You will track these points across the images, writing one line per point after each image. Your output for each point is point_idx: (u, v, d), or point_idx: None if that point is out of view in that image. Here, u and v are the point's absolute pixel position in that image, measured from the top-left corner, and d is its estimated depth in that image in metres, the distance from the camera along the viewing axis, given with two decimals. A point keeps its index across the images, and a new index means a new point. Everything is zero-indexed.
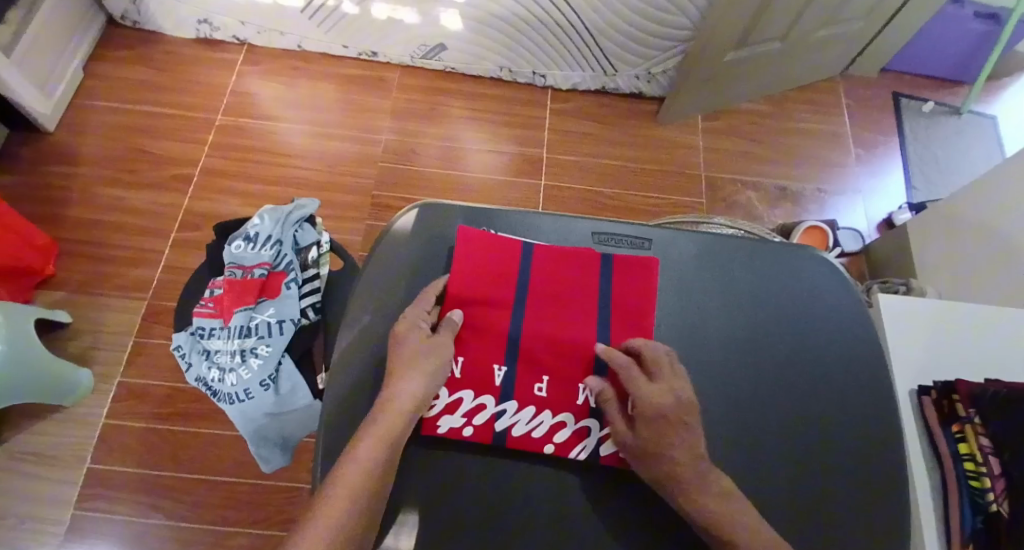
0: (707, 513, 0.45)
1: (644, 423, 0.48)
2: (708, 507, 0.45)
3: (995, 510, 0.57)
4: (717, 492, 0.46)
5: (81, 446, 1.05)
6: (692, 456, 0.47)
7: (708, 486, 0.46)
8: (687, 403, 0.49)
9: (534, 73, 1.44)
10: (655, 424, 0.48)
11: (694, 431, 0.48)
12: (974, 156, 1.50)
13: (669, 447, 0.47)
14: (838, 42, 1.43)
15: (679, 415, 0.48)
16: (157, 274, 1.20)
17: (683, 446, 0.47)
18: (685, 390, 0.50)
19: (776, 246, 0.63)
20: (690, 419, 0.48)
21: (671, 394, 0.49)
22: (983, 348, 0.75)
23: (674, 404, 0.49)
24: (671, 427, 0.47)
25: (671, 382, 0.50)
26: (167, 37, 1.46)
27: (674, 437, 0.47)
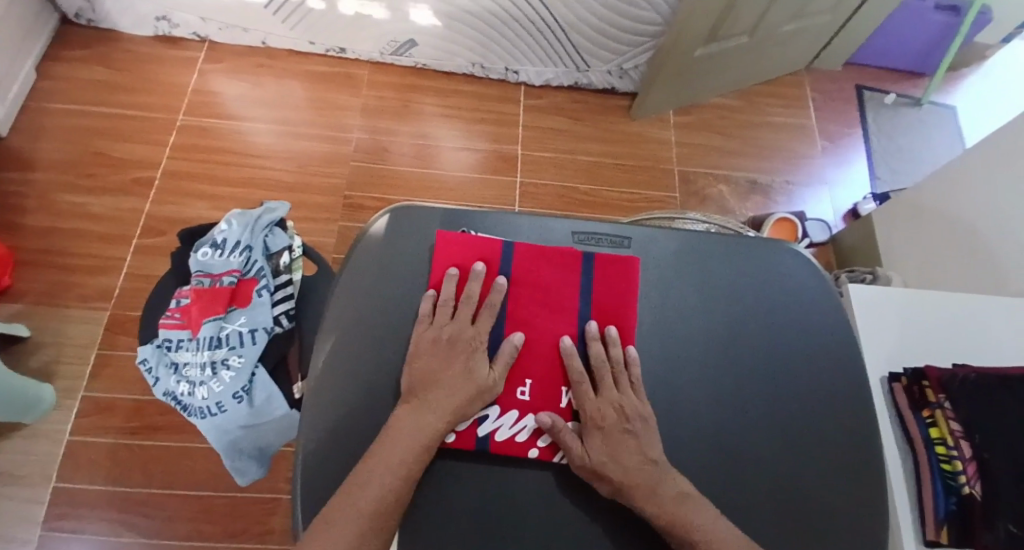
0: (659, 519, 0.46)
1: (590, 436, 0.50)
2: (660, 514, 0.46)
3: (967, 492, 0.60)
4: (671, 494, 0.47)
5: (45, 465, 1.00)
6: (640, 464, 0.48)
7: (658, 492, 0.47)
8: (631, 413, 0.51)
9: (506, 69, 1.42)
10: (600, 437, 0.50)
11: (640, 439, 0.49)
12: (935, 146, 1.55)
13: (615, 457, 0.48)
14: (804, 36, 1.46)
15: (622, 425, 0.50)
16: (120, 282, 1.16)
17: (629, 454, 0.48)
18: (629, 400, 0.51)
19: (752, 241, 0.64)
20: (635, 429, 0.50)
21: (614, 408, 0.51)
22: (948, 335, 0.78)
23: (617, 416, 0.51)
24: (615, 438, 0.49)
25: (616, 394, 0.52)
26: (124, 36, 1.40)
27: (618, 446, 0.49)
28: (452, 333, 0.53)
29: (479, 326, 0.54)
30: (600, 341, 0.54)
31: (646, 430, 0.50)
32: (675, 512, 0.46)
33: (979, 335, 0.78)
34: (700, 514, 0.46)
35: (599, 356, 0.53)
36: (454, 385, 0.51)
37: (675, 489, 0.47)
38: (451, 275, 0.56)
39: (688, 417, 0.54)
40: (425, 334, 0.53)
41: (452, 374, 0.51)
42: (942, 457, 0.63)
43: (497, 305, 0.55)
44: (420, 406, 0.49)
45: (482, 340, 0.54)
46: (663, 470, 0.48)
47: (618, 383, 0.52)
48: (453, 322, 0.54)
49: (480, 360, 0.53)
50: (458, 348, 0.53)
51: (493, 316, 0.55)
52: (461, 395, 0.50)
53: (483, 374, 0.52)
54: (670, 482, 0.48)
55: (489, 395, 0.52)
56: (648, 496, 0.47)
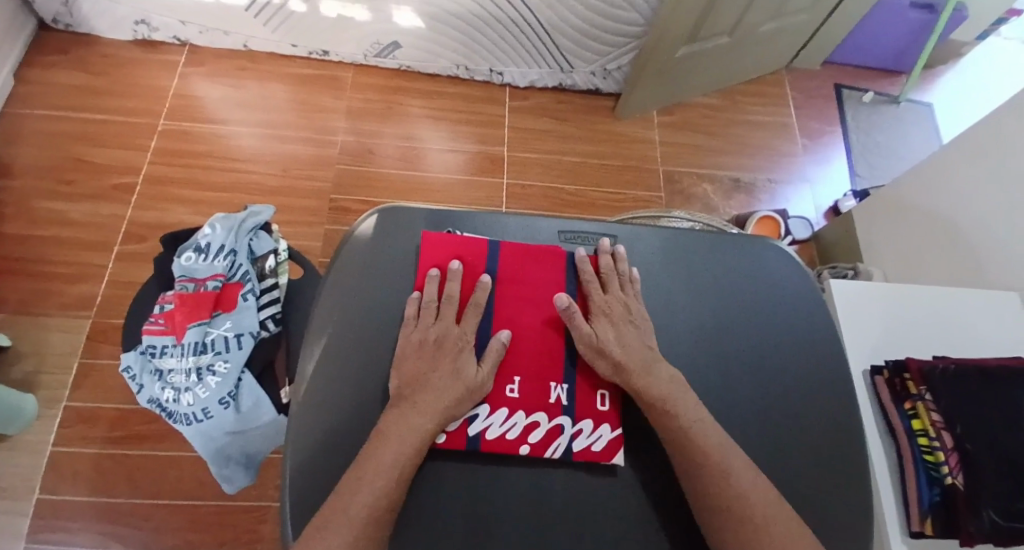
0: (653, 392, 0.50)
1: (597, 321, 0.55)
2: (650, 388, 0.50)
3: (950, 482, 0.61)
4: (662, 377, 0.51)
5: (28, 476, 0.98)
6: (638, 347, 0.53)
7: (651, 371, 0.51)
8: (634, 310, 0.56)
9: (491, 70, 1.43)
10: (607, 323, 0.54)
11: (639, 330, 0.55)
12: (913, 142, 1.58)
13: (618, 338, 0.53)
14: (783, 35, 1.48)
15: (625, 317, 0.55)
16: (102, 290, 1.14)
17: (630, 339, 0.53)
18: (633, 301, 0.57)
19: (735, 238, 0.65)
20: (636, 321, 0.55)
21: (621, 304, 0.56)
22: (927, 328, 0.80)
23: (623, 310, 0.55)
24: (618, 325, 0.54)
25: (622, 295, 0.57)
26: (102, 40, 1.38)
27: (621, 333, 0.54)
28: (438, 334, 0.53)
29: (464, 325, 0.54)
30: (611, 253, 0.59)
31: (645, 325, 0.55)
32: (664, 390, 0.50)
33: (955, 326, 0.81)
34: (685, 398, 0.50)
35: (608, 265, 0.58)
36: (442, 387, 0.50)
37: (666, 373, 0.52)
38: (431, 277, 0.55)
39: None
40: (411, 336, 0.53)
41: (440, 376, 0.51)
42: (925, 448, 0.64)
43: (481, 304, 0.55)
44: (409, 408, 0.49)
45: (469, 338, 0.54)
46: (657, 357, 0.53)
47: (624, 285, 0.57)
48: (437, 323, 0.54)
49: (467, 359, 0.52)
50: (445, 350, 0.53)
51: (478, 316, 0.55)
52: (450, 395, 0.50)
53: (471, 373, 0.52)
54: (664, 366, 0.52)
55: (478, 394, 0.52)
56: (643, 373, 0.51)
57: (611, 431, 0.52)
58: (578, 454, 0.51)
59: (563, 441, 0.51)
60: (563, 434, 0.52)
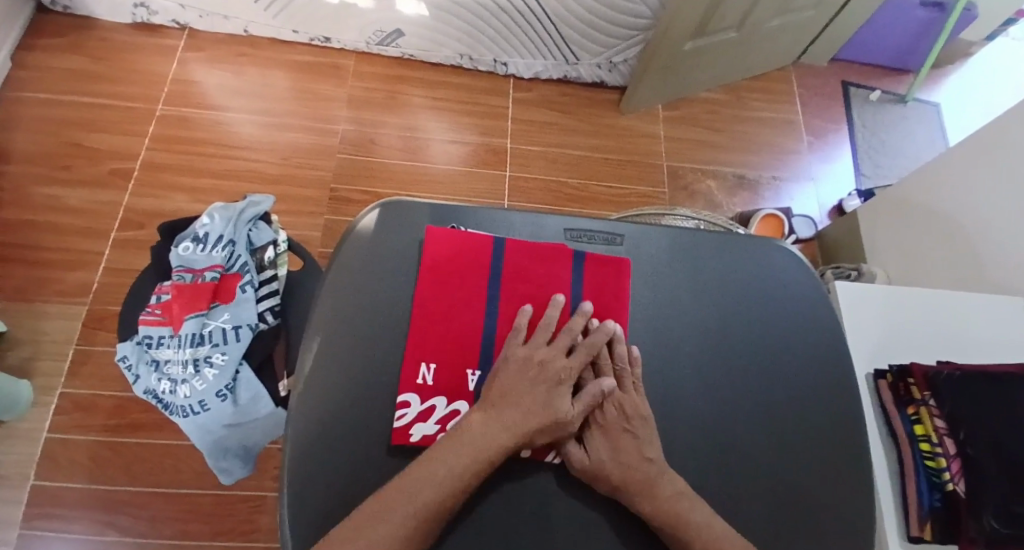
0: (656, 517, 0.46)
1: (588, 434, 0.50)
2: (653, 512, 0.46)
3: (951, 488, 0.61)
4: (665, 493, 0.47)
5: (25, 464, 0.98)
6: (635, 462, 0.48)
7: (653, 492, 0.46)
8: (631, 411, 0.50)
9: (495, 61, 1.41)
10: (601, 435, 0.50)
11: (637, 438, 0.49)
12: (918, 142, 1.56)
13: (613, 455, 0.48)
14: (791, 30, 1.46)
15: (620, 423, 0.50)
16: (99, 277, 1.13)
17: (626, 451, 0.48)
18: (630, 397, 0.51)
19: (742, 239, 0.63)
20: (634, 426, 0.50)
21: (614, 405, 0.51)
22: (931, 332, 0.79)
23: (616, 413, 0.50)
24: (612, 436, 0.49)
25: (617, 392, 0.51)
26: (100, 23, 1.36)
27: (617, 445, 0.49)
28: (543, 356, 0.51)
29: (572, 359, 0.52)
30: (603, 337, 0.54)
31: (645, 428, 0.50)
32: (672, 510, 0.46)
33: (957, 328, 0.80)
34: (694, 515, 0.46)
35: (602, 353, 0.53)
36: (531, 408, 0.48)
37: (671, 487, 0.47)
38: (563, 305, 0.54)
39: (680, 413, 0.54)
40: (517, 350, 0.51)
41: (533, 397, 0.49)
42: (927, 454, 0.64)
43: (597, 345, 0.53)
44: (493, 418, 0.47)
45: (572, 373, 0.51)
46: (660, 470, 0.48)
47: (621, 380, 0.52)
48: (548, 348, 0.52)
49: (564, 394, 0.50)
50: (547, 374, 0.50)
51: (590, 355, 0.52)
52: (535, 420, 0.47)
53: (562, 407, 0.49)
54: (667, 480, 0.47)
55: (562, 429, 0.48)
56: (644, 495, 0.46)
57: None
58: None
59: None
60: None
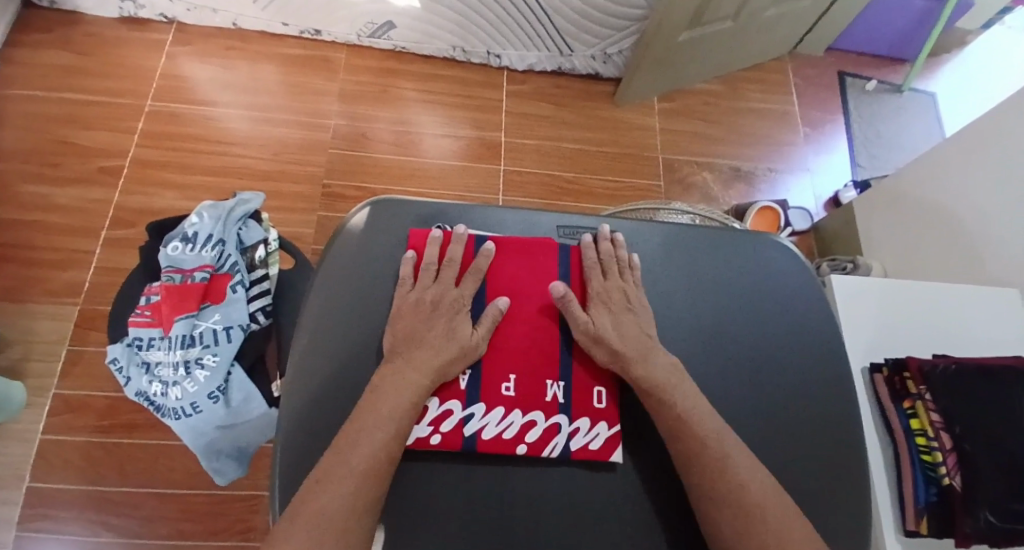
0: (648, 381, 0.49)
1: (594, 308, 0.53)
2: (646, 377, 0.49)
3: (947, 483, 0.61)
4: (659, 363, 0.50)
5: (19, 465, 0.97)
6: (636, 333, 0.52)
7: (649, 359, 0.50)
8: (632, 297, 0.55)
9: (488, 53, 1.39)
10: (605, 311, 0.53)
11: (638, 318, 0.53)
12: (914, 132, 1.56)
13: (615, 327, 0.52)
14: (787, 20, 1.44)
15: (625, 305, 0.54)
16: (89, 275, 1.12)
17: (629, 325, 0.52)
18: (631, 286, 0.55)
19: (736, 233, 0.63)
20: (635, 308, 0.54)
21: (620, 291, 0.55)
22: (926, 326, 0.79)
23: (621, 298, 0.54)
24: (616, 311, 0.53)
25: (622, 283, 0.55)
26: (87, 17, 1.34)
27: (619, 321, 0.52)
28: (433, 295, 0.52)
29: (463, 287, 0.53)
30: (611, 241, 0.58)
31: (644, 311, 0.54)
32: (663, 377, 0.49)
33: (954, 321, 0.80)
34: (682, 387, 0.49)
35: (609, 253, 0.57)
36: (435, 346, 0.50)
37: (664, 361, 0.51)
38: (434, 239, 0.55)
39: None
40: (408, 295, 0.52)
41: (435, 335, 0.50)
42: (924, 448, 0.64)
43: (481, 269, 0.54)
44: (405, 363, 0.48)
45: (466, 301, 0.53)
46: (656, 346, 0.52)
47: (624, 273, 0.56)
48: (436, 285, 0.53)
49: (462, 321, 0.52)
50: (441, 311, 0.52)
51: (477, 280, 0.54)
52: (444, 355, 0.49)
53: (466, 335, 0.51)
54: (662, 355, 0.51)
55: (472, 355, 0.50)
56: (639, 360, 0.50)
57: (608, 428, 0.50)
58: (576, 453, 0.49)
59: (560, 440, 0.50)
60: (559, 433, 0.50)
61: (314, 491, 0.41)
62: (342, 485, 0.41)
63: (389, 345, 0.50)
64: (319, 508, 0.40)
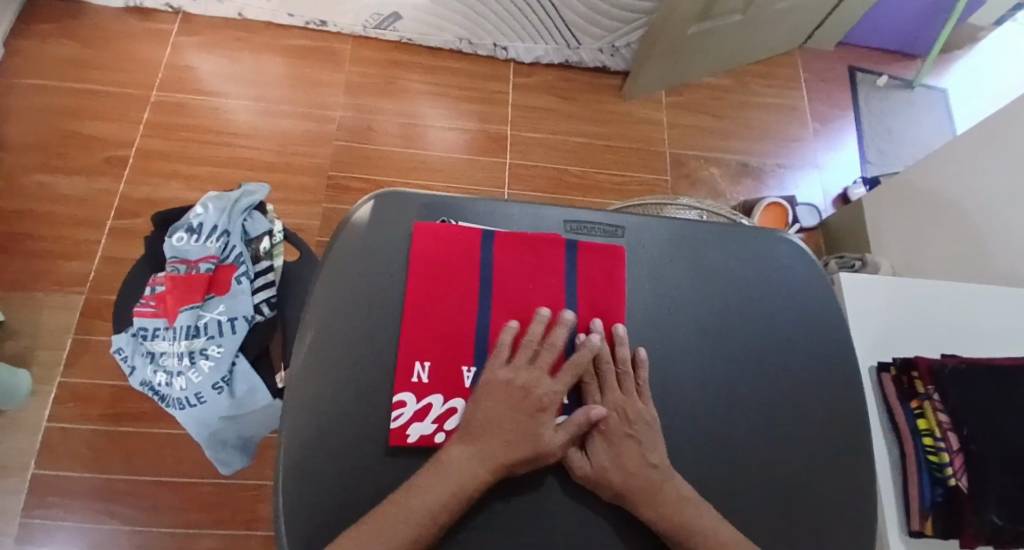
0: (660, 524, 0.46)
1: (591, 441, 0.49)
2: (658, 520, 0.46)
3: (954, 483, 0.61)
4: (670, 501, 0.46)
5: (24, 454, 0.98)
6: (640, 468, 0.47)
7: (658, 497, 0.46)
8: (633, 417, 0.50)
9: (494, 45, 1.38)
10: (603, 442, 0.49)
11: (642, 444, 0.49)
12: (925, 128, 1.54)
13: (615, 461, 0.48)
14: (797, 13, 1.42)
15: (623, 430, 0.49)
16: (95, 265, 1.12)
17: (630, 458, 0.48)
18: (633, 402, 0.51)
19: (745, 229, 0.62)
20: (637, 432, 0.49)
21: (617, 411, 0.50)
22: (935, 325, 0.78)
23: (619, 420, 0.50)
24: (616, 442, 0.49)
25: (620, 397, 0.51)
26: (92, 7, 1.33)
27: (619, 452, 0.48)
28: (524, 380, 0.49)
29: (558, 381, 0.50)
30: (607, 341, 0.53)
31: (649, 433, 0.49)
32: (676, 515, 0.46)
33: (963, 319, 0.79)
34: (700, 518, 0.46)
35: (603, 358, 0.52)
36: (515, 437, 0.46)
37: (675, 493, 0.47)
38: (542, 318, 0.52)
39: (682, 410, 0.53)
40: (499, 372, 0.50)
41: (515, 426, 0.47)
42: (930, 449, 0.63)
43: (582, 364, 0.51)
44: (472, 448, 0.46)
45: (556, 397, 0.49)
46: (665, 474, 0.48)
47: (623, 384, 0.51)
48: (529, 368, 0.50)
49: (546, 421, 0.48)
50: (530, 399, 0.48)
51: (574, 374, 0.51)
52: (517, 451, 0.46)
53: (549, 436, 0.47)
54: (671, 485, 0.47)
55: (547, 458, 0.47)
56: (648, 503, 0.46)
57: None
58: None
59: None
60: None
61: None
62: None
63: (465, 419, 0.48)
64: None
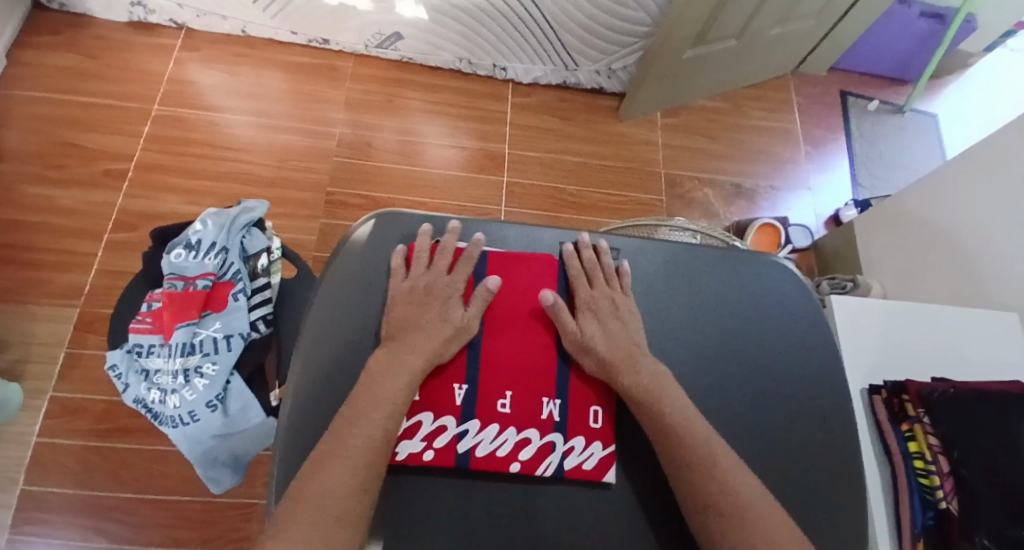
0: (638, 389, 0.49)
1: (581, 316, 0.54)
2: (636, 384, 0.49)
3: (944, 507, 0.60)
4: (648, 371, 0.51)
5: (14, 467, 0.97)
6: (625, 343, 0.52)
7: (637, 367, 0.51)
8: (621, 305, 0.55)
9: (494, 65, 1.40)
10: (593, 318, 0.54)
11: (626, 325, 0.54)
12: (915, 153, 1.57)
13: (603, 333, 0.52)
14: (791, 39, 1.46)
15: (612, 312, 0.54)
16: (90, 279, 1.12)
17: (616, 334, 0.53)
18: (620, 295, 0.56)
19: (737, 255, 0.63)
20: (623, 316, 0.54)
21: (607, 299, 0.55)
22: (927, 350, 0.79)
23: (609, 305, 0.55)
24: (604, 319, 0.54)
25: (608, 289, 0.56)
26: (97, 21, 1.35)
27: (607, 328, 0.53)
28: (427, 281, 0.54)
29: (454, 275, 0.55)
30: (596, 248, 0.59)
31: (634, 321, 0.55)
32: (653, 386, 0.49)
33: (954, 344, 0.80)
34: (673, 396, 0.49)
35: (594, 260, 0.58)
36: (431, 328, 0.51)
37: (652, 369, 0.51)
38: (424, 232, 0.57)
39: None
40: (400, 285, 0.53)
41: (430, 318, 0.52)
42: (921, 471, 0.64)
43: (473, 256, 0.56)
44: (400, 347, 0.49)
45: (458, 286, 0.54)
46: (644, 353, 0.52)
47: (611, 280, 0.57)
48: (428, 273, 0.54)
49: (456, 304, 0.53)
50: (435, 294, 0.53)
51: (469, 265, 0.55)
52: (437, 339, 0.50)
53: (459, 316, 0.52)
54: (650, 362, 0.51)
55: (466, 335, 0.52)
56: (628, 369, 0.50)
57: (602, 449, 0.50)
58: (571, 472, 0.49)
59: (554, 459, 0.49)
60: (554, 452, 0.50)
61: (311, 483, 0.41)
62: (342, 473, 0.41)
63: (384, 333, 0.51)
64: (316, 496, 0.40)
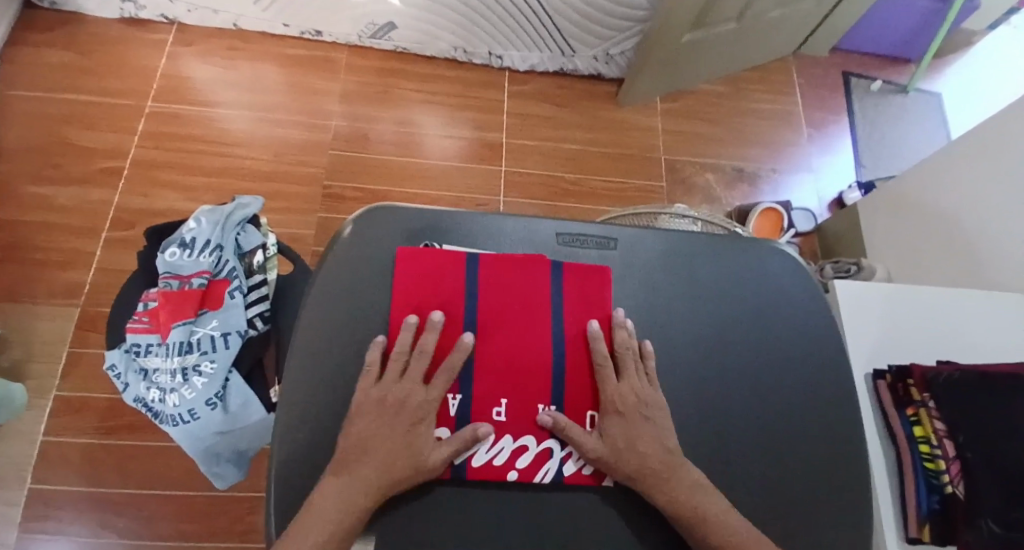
0: (672, 508, 0.46)
1: (604, 418, 0.50)
2: (671, 504, 0.46)
3: (950, 491, 0.61)
4: (682, 484, 0.47)
5: (21, 466, 0.97)
6: (655, 451, 0.48)
7: (670, 481, 0.47)
8: (649, 400, 0.51)
9: (490, 54, 1.38)
10: (620, 421, 0.50)
11: (656, 426, 0.49)
12: (919, 133, 1.54)
13: (631, 442, 0.48)
14: (791, 20, 1.43)
15: (639, 411, 0.50)
16: (90, 277, 1.12)
17: (644, 441, 0.48)
18: (647, 387, 0.51)
19: (738, 243, 0.62)
20: (652, 417, 0.50)
21: (634, 393, 0.50)
22: (931, 334, 0.78)
23: (635, 402, 0.50)
24: (631, 422, 0.49)
25: (634, 381, 0.51)
26: (88, 17, 1.33)
27: (634, 432, 0.49)
28: (398, 394, 0.48)
29: (431, 389, 0.49)
30: (623, 328, 0.53)
31: (664, 419, 0.50)
32: (688, 503, 0.46)
33: (959, 327, 0.79)
34: (710, 507, 0.46)
35: (622, 342, 0.52)
36: (391, 455, 0.46)
37: (689, 480, 0.47)
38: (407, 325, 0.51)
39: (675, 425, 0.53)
40: (369, 392, 0.48)
41: (391, 443, 0.46)
42: (926, 456, 0.64)
43: (455, 366, 0.50)
44: (349, 478, 0.44)
45: (433, 406, 0.49)
46: (677, 458, 0.48)
47: (638, 369, 0.52)
48: (402, 382, 0.49)
49: (424, 434, 0.47)
50: (404, 415, 0.48)
51: (449, 379, 0.49)
52: (392, 474, 0.45)
53: (427, 448, 0.47)
54: (685, 471, 0.47)
55: (427, 474, 0.46)
56: (660, 487, 0.47)
57: None
58: (569, 478, 0.49)
59: (552, 465, 0.49)
60: (552, 458, 0.49)
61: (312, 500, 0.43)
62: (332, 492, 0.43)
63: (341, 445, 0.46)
64: (310, 519, 0.42)
